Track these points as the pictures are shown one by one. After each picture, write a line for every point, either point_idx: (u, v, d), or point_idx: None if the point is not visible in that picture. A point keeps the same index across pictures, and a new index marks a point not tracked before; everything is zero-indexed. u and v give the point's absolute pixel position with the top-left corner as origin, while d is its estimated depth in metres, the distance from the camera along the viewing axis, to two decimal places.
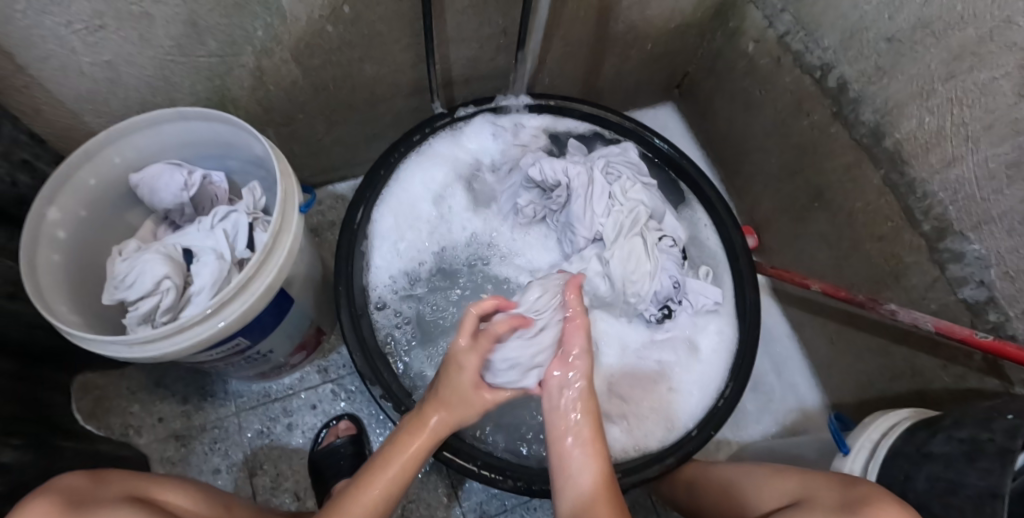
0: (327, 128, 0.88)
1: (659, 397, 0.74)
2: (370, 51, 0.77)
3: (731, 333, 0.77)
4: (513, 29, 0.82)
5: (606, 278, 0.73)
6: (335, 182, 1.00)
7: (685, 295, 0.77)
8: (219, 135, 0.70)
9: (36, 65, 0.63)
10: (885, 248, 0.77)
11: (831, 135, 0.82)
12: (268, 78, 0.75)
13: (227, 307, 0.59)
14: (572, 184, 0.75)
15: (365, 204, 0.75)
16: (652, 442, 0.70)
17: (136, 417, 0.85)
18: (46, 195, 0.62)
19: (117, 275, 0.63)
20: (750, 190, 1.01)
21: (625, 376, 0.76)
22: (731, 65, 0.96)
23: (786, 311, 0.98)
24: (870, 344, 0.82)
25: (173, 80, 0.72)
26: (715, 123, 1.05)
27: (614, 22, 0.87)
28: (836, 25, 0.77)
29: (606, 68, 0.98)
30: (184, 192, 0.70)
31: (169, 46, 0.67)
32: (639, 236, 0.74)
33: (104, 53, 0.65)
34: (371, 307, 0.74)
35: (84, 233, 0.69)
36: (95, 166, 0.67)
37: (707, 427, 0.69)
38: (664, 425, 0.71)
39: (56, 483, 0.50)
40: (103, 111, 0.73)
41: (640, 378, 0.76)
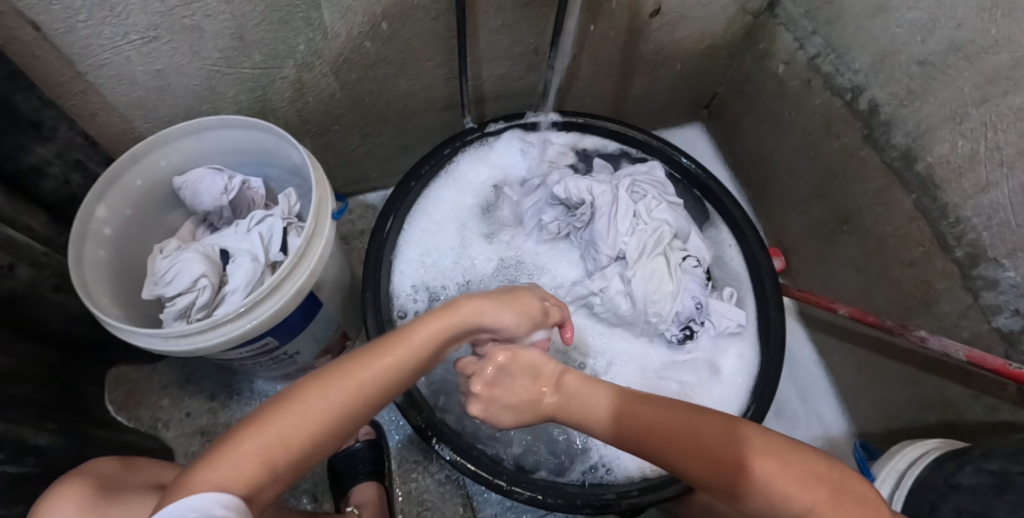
0: (360, 140, 0.91)
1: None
2: (405, 66, 0.80)
3: (753, 356, 0.76)
4: (543, 48, 0.84)
5: (627, 296, 0.74)
6: (366, 192, 1.03)
7: (708, 316, 0.77)
8: (259, 143, 0.73)
9: (94, 72, 0.68)
10: (916, 273, 0.75)
11: (861, 158, 0.81)
12: (307, 90, 0.79)
13: (259, 307, 0.61)
14: (597, 202, 0.77)
15: (394, 214, 0.78)
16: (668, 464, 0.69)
17: (165, 411, 0.88)
18: (95, 194, 0.66)
19: (158, 272, 0.67)
20: (778, 212, 1.01)
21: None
22: (760, 86, 0.97)
23: (813, 336, 0.96)
24: (899, 373, 0.80)
25: (219, 90, 0.76)
26: (743, 144, 1.05)
27: (643, 42, 0.89)
28: (867, 48, 0.77)
29: (634, 87, 0.99)
30: (224, 196, 0.73)
31: (216, 58, 0.71)
32: (662, 255, 0.75)
33: (156, 63, 0.69)
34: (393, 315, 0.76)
35: (128, 231, 0.72)
36: (142, 168, 0.71)
37: None
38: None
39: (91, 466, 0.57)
40: (153, 118, 0.77)
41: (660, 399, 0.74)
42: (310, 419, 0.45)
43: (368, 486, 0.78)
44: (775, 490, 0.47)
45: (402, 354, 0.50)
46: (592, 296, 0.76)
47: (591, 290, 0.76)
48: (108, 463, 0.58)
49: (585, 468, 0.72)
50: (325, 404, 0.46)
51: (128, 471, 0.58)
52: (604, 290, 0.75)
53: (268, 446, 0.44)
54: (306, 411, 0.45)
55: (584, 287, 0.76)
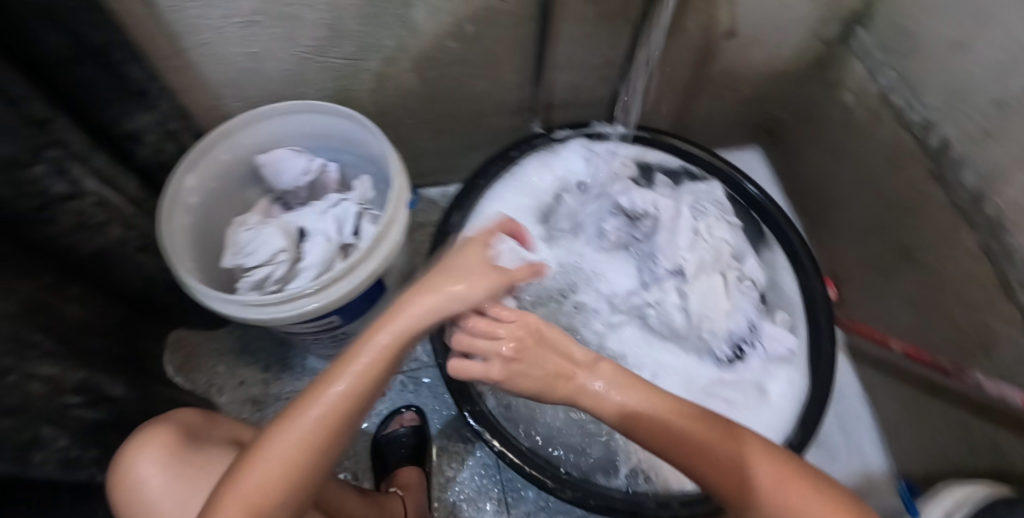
0: (430, 136, 0.94)
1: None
2: (482, 68, 0.83)
3: (801, 383, 0.77)
4: (616, 61, 0.86)
5: (682, 310, 0.77)
6: (428, 186, 1.06)
7: (759, 339, 0.78)
8: (341, 130, 0.76)
9: (195, 50, 0.72)
10: (976, 315, 0.75)
11: (927, 194, 0.81)
12: (388, 83, 0.82)
13: (331, 287, 0.65)
14: (660, 216, 0.80)
15: (461, 209, 0.82)
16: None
17: (220, 377, 0.92)
18: (185, 164, 0.70)
19: (241, 242, 0.70)
20: (834, 243, 1.01)
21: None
22: (826, 115, 0.97)
23: (860, 370, 0.96)
24: (949, 415, 0.79)
25: (307, 77, 0.79)
26: (804, 172, 1.06)
27: (713, 62, 0.90)
28: (941, 84, 0.77)
29: (699, 106, 1.00)
30: (303, 177, 0.76)
31: (309, 45, 0.74)
32: (720, 273, 0.77)
33: (253, 46, 0.73)
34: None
35: (211, 202, 0.76)
36: (231, 143, 0.75)
37: None
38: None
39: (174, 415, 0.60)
40: (242, 97, 0.81)
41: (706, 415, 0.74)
42: (297, 447, 0.47)
43: (411, 469, 0.80)
44: (771, 508, 0.47)
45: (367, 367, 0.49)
46: (647, 307, 0.79)
47: (646, 301, 0.79)
48: (189, 414, 0.61)
49: (627, 475, 0.73)
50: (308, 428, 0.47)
51: (208, 424, 0.61)
52: (660, 302, 0.78)
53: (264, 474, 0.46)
54: (301, 437, 0.47)
55: (641, 298, 0.79)
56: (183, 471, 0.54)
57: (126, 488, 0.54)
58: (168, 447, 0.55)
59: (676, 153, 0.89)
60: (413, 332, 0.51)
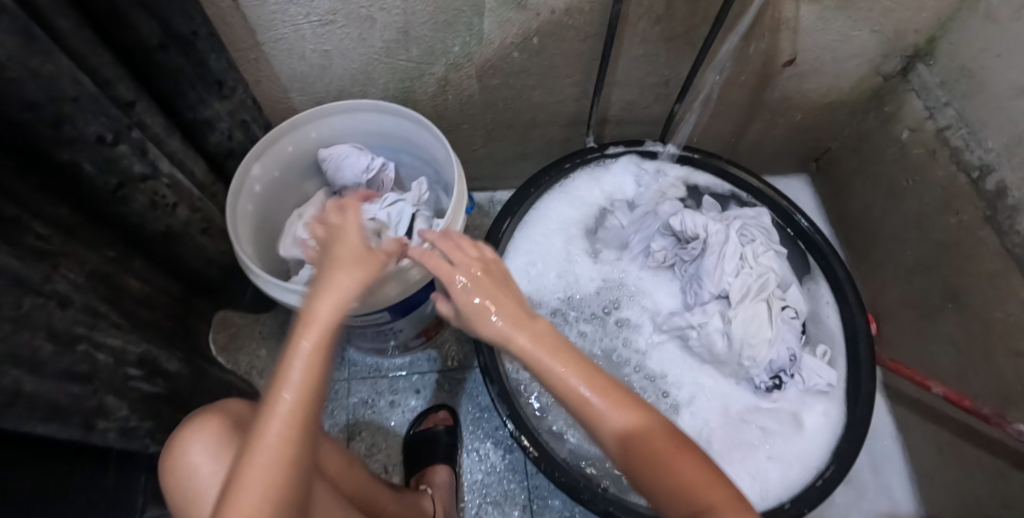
0: (484, 141, 0.95)
1: (757, 464, 0.75)
2: (543, 80, 0.84)
3: (837, 418, 0.77)
4: (674, 81, 0.87)
5: (723, 335, 0.76)
6: (474, 190, 1.08)
7: (799, 370, 0.77)
8: (403, 130, 0.78)
9: (270, 44, 0.74)
10: (1022, 365, 0.74)
11: (979, 239, 0.80)
12: (450, 88, 0.84)
13: (388, 284, 0.67)
14: (709, 240, 0.79)
15: (511, 216, 0.83)
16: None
17: (261, 361, 0.95)
18: (252, 153, 0.72)
19: (302, 240, 0.74)
20: (877, 279, 1.00)
21: (726, 434, 0.77)
22: (878, 150, 0.97)
23: (895, 410, 0.95)
24: (985, 463, 0.79)
25: (373, 77, 0.82)
26: (850, 205, 1.05)
27: (770, 90, 0.91)
28: (1002, 130, 0.77)
29: (750, 131, 1.01)
30: (364, 174, 0.79)
31: (379, 47, 0.76)
32: (764, 301, 0.76)
33: (326, 44, 0.76)
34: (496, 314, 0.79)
35: (274, 192, 0.79)
36: (296, 136, 0.77)
37: (801, 503, 0.71)
38: (756, 488, 0.73)
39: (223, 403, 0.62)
40: (308, 92, 0.84)
41: (740, 438, 0.77)
42: (263, 486, 0.41)
43: (441, 467, 0.82)
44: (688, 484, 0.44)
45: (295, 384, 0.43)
46: (689, 330, 0.78)
47: (688, 324, 0.78)
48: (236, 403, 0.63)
49: None
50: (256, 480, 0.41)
51: (253, 413, 0.63)
52: (703, 325, 0.77)
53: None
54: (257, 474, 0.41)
55: (683, 320, 0.78)
56: (231, 460, 0.56)
57: (177, 474, 0.57)
58: (216, 436, 0.57)
59: (721, 175, 0.90)
60: (338, 321, 0.45)
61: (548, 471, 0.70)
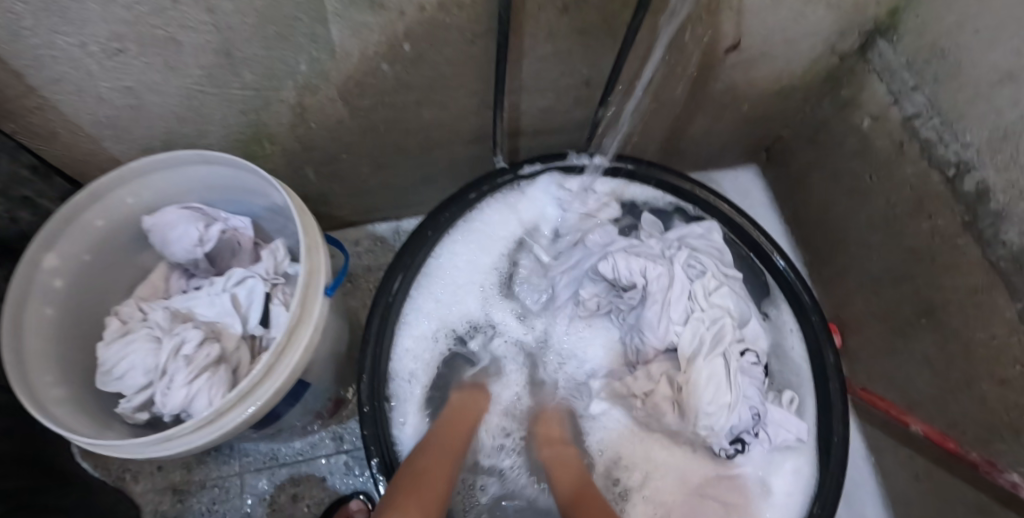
0: (373, 171, 0.78)
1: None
2: (430, 94, 0.66)
3: (808, 476, 0.66)
4: (597, 81, 0.70)
5: (674, 403, 0.63)
6: (376, 221, 0.90)
7: (764, 427, 0.65)
8: (245, 184, 0.60)
9: (49, 87, 0.54)
10: (1008, 394, 0.65)
11: (957, 248, 0.69)
12: (310, 115, 0.65)
13: (223, 418, 0.48)
14: (649, 287, 0.64)
15: (403, 271, 0.67)
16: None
17: (136, 461, 0.79)
18: (41, 241, 0.54)
19: (104, 361, 0.53)
20: (841, 285, 0.89)
21: (684, 513, 0.66)
22: (838, 138, 0.84)
23: (866, 429, 0.86)
24: (967, 499, 0.70)
25: (204, 112, 0.62)
26: (808, 198, 0.93)
27: (712, 81, 0.76)
28: (984, 119, 0.64)
29: (692, 127, 0.86)
30: (198, 248, 0.60)
31: (198, 75, 0.57)
32: (721, 355, 0.62)
33: (125, 79, 0.56)
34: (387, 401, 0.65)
35: (85, 281, 0.60)
36: (105, 207, 0.58)
37: None
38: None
39: None
40: (125, 139, 0.64)
41: (697, 516, 0.66)
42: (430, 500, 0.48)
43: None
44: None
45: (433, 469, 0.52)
46: (634, 399, 0.66)
47: (633, 394, 0.65)
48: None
49: None
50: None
51: None
52: (648, 394, 0.64)
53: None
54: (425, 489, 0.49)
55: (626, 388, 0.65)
56: None
57: None
58: None
59: (659, 187, 0.75)
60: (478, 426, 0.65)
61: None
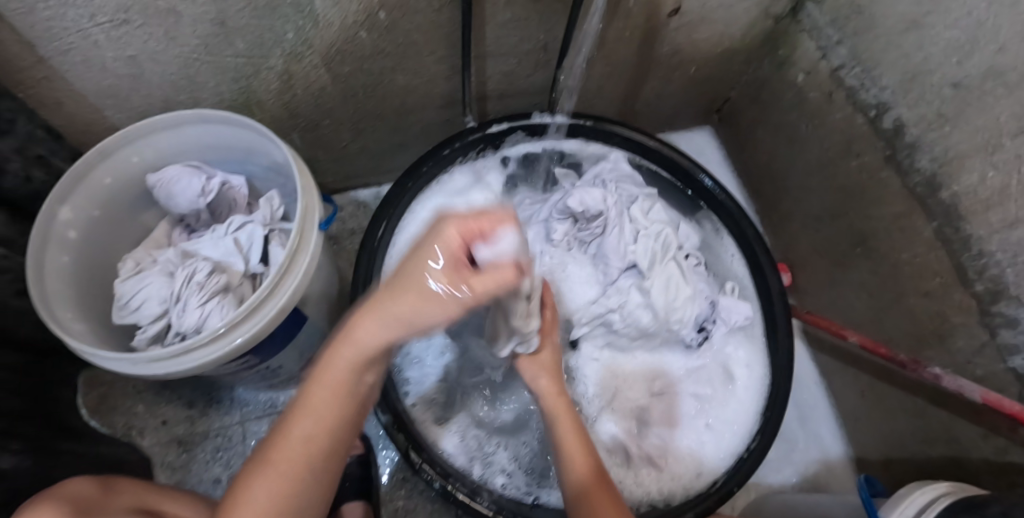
0: (354, 136, 0.86)
1: (696, 434, 0.76)
2: (405, 60, 0.74)
3: (760, 354, 0.78)
4: (554, 45, 0.78)
5: (646, 308, 0.73)
6: (358, 189, 0.99)
7: (719, 314, 0.78)
8: (240, 141, 0.67)
9: (58, 57, 0.60)
10: (930, 304, 0.73)
11: (881, 180, 0.78)
12: (296, 82, 0.72)
13: (239, 326, 0.55)
14: (610, 212, 0.75)
15: (388, 219, 0.75)
16: (680, 489, 0.71)
17: (140, 418, 0.83)
18: (58, 194, 0.59)
19: (122, 295, 0.61)
20: (788, 227, 0.99)
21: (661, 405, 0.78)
22: (778, 94, 0.93)
23: (816, 356, 0.95)
24: (904, 405, 0.78)
25: (199, 80, 0.68)
26: (755, 152, 1.03)
27: (659, 44, 0.84)
28: (897, 63, 0.73)
29: (646, 89, 0.95)
30: (201, 199, 0.67)
31: (195, 44, 0.63)
32: (673, 260, 0.75)
33: (127, 48, 0.61)
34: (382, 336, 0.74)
35: (94, 235, 0.66)
36: (113, 165, 0.64)
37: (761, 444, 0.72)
38: (699, 462, 0.73)
39: (60, 489, 0.50)
40: (125, 107, 0.70)
41: (673, 411, 0.78)
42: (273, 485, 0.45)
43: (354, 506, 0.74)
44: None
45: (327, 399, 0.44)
46: (610, 314, 0.74)
47: (608, 308, 0.73)
48: (69, 497, 0.49)
49: None
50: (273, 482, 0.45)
51: (106, 494, 0.52)
52: (623, 305, 0.73)
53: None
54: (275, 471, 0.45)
55: (601, 305, 0.74)
56: None
57: None
58: None
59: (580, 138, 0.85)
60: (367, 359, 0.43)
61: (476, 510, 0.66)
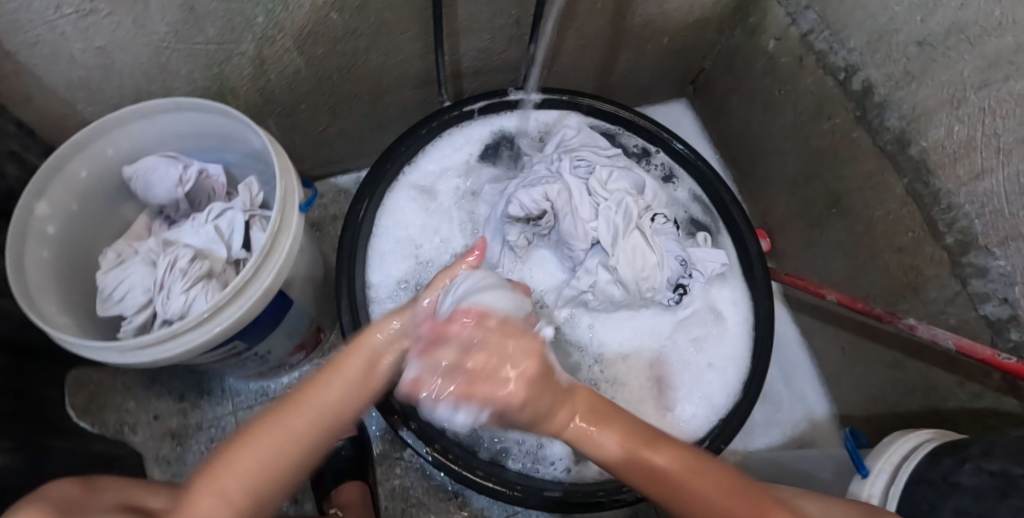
0: (330, 120, 0.86)
1: (702, 376, 0.78)
2: (377, 40, 0.74)
3: (743, 290, 0.82)
4: (525, 20, 0.79)
5: (617, 283, 0.75)
6: (338, 174, 1.00)
7: (694, 267, 0.80)
8: (216, 127, 0.67)
9: (26, 51, 0.59)
10: (904, 259, 0.75)
11: (853, 140, 0.79)
12: (269, 67, 0.71)
13: (223, 312, 0.56)
14: (556, 205, 0.75)
15: (368, 198, 0.77)
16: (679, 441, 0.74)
17: (132, 415, 0.83)
18: (34, 189, 0.59)
19: (105, 287, 0.62)
20: (765, 193, 1.01)
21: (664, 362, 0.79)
22: (751, 62, 0.95)
23: (797, 316, 0.97)
24: (883, 358, 0.80)
25: (171, 69, 0.68)
26: (730, 120, 1.05)
27: (631, 16, 0.85)
28: (863, 25, 0.74)
29: (620, 62, 0.96)
30: (179, 188, 0.68)
31: (165, 32, 0.62)
32: (636, 230, 0.75)
33: (96, 39, 0.60)
34: None
35: (73, 228, 0.65)
36: (88, 158, 0.64)
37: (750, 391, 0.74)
38: (709, 406, 0.76)
39: (46, 492, 0.49)
40: (97, 100, 0.69)
41: (674, 372, 0.79)
42: (252, 466, 0.41)
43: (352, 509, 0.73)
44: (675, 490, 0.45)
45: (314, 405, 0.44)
46: (584, 294, 0.77)
47: (581, 289, 0.76)
48: (49, 499, 0.48)
49: None
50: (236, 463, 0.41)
51: (88, 492, 0.51)
52: (594, 285, 0.76)
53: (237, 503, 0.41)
54: (257, 460, 0.41)
55: (574, 288, 0.77)
56: None
57: None
58: None
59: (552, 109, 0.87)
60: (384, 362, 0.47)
61: (489, 487, 0.67)
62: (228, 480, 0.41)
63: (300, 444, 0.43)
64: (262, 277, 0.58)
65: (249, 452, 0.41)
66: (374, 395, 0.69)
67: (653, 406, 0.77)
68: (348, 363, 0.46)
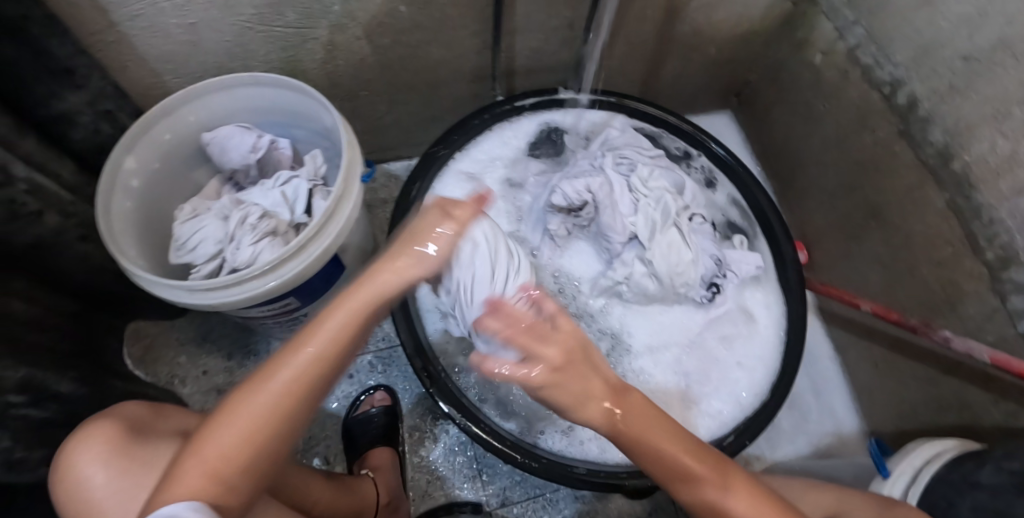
0: (388, 108, 0.91)
1: (729, 374, 0.79)
2: (438, 34, 0.79)
3: (776, 295, 0.83)
4: (577, 23, 0.83)
5: (651, 276, 0.77)
6: (391, 160, 1.05)
7: (729, 268, 0.82)
8: (289, 103, 0.73)
9: (127, 23, 0.66)
10: (942, 273, 0.75)
11: (895, 153, 0.80)
12: (339, 53, 0.77)
13: (286, 265, 0.61)
14: (598, 197, 0.78)
15: (421, 180, 0.82)
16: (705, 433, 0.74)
17: (182, 368, 0.89)
18: (125, 145, 0.65)
19: (180, 236, 0.68)
20: (805, 205, 1.02)
21: (694, 358, 0.81)
22: (796, 75, 0.96)
23: (831, 330, 0.97)
24: (916, 373, 0.80)
25: (250, 48, 0.74)
26: (773, 132, 1.07)
27: (679, 24, 0.88)
28: (909, 40, 0.75)
29: (666, 69, 0.99)
30: (252, 154, 0.74)
31: (250, 14, 0.69)
32: (673, 227, 0.77)
33: (190, 16, 0.67)
34: (424, 307, 0.79)
35: (154, 184, 0.72)
36: (173, 121, 0.70)
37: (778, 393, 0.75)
38: (734, 403, 0.77)
39: (121, 411, 0.54)
40: (182, 73, 0.76)
41: (704, 368, 0.80)
42: (255, 418, 0.45)
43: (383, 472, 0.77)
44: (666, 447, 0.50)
45: (313, 360, 0.46)
46: (619, 285, 0.80)
47: (616, 280, 0.79)
48: (126, 419, 0.53)
49: None
50: (248, 409, 0.45)
51: (156, 416, 0.55)
52: (629, 277, 0.78)
53: (230, 448, 0.44)
54: (261, 405, 0.45)
55: (610, 278, 0.79)
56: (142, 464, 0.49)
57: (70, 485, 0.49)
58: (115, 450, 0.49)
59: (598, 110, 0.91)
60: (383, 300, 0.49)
61: (514, 458, 0.69)
62: (234, 432, 0.45)
63: (300, 395, 0.46)
64: (324, 238, 0.63)
65: (251, 400, 0.45)
66: (413, 362, 0.72)
67: (683, 401, 0.77)
68: (347, 300, 0.48)
